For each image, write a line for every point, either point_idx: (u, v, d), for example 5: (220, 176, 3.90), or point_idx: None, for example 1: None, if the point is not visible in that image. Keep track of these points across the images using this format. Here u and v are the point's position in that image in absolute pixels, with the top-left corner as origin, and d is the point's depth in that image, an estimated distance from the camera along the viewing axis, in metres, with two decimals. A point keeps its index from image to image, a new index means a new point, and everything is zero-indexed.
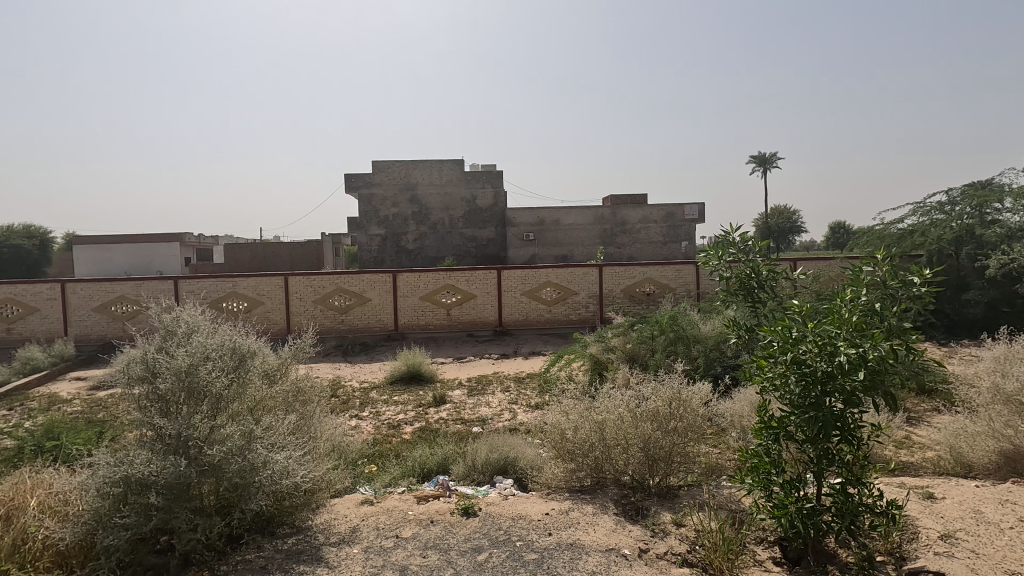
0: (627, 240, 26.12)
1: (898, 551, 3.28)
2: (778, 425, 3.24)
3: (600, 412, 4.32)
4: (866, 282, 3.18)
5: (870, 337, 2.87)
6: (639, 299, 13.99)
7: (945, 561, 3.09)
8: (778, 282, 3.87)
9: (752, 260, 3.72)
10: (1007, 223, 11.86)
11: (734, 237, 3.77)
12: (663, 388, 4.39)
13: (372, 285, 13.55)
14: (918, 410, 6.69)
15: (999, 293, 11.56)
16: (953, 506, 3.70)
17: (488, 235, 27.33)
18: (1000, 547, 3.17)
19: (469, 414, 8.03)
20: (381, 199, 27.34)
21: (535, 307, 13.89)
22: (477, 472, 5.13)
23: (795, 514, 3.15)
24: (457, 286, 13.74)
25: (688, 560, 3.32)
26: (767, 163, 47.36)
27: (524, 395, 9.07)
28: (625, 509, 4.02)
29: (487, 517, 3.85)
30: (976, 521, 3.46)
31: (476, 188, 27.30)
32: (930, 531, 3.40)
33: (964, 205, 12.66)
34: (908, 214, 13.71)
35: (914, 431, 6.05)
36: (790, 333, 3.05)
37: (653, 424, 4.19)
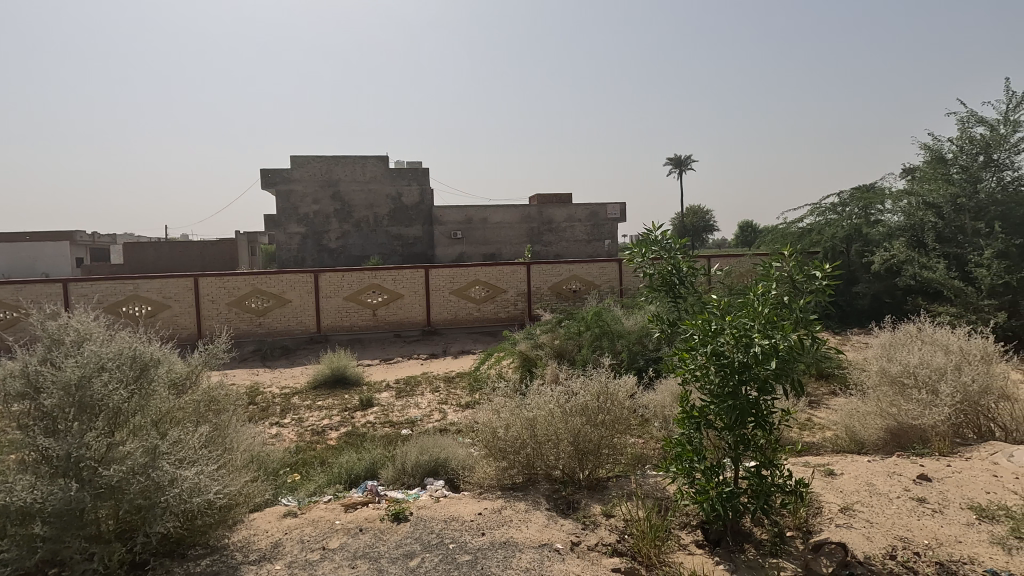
0: (553, 238, 26.65)
1: (805, 525, 3.52)
2: (699, 413, 3.38)
3: (531, 409, 4.34)
4: (776, 277, 3.35)
5: (781, 327, 3.07)
6: (566, 296, 14.27)
7: (845, 532, 3.36)
8: (697, 278, 3.95)
9: (673, 257, 3.77)
10: (888, 223, 12.95)
11: (656, 235, 3.82)
12: (591, 382, 4.52)
13: (292, 285, 12.94)
14: (817, 394, 7.31)
15: (883, 286, 12.70)
16: (850, 480, 4.06)
17: (415, 233, 26.87)
18: (890, 516, 3.50)
19: (398, 416, 7.87)
20: (300, 195, 26.14)
21: (463, 305, 13.81)
22: (407, 474, 5.04)
23: (716, 498, 3.31)
24: (383, 285, 13.40)
25: (618, 550, 3.39)
26: (682, 165, 49.76)
27: (454, 395, 9.01)
28: (556, 503, 4.06)
29: (418, 521, 3.76)
30: (870, 493, 3.82)
31: (402, 185, 26.80)
32: (832, 505, 3.70)
33: (853, 207, 13.93)
34: (807, 214, 14.91)
35: (815, 413, 6.60)
36: (709, 325, 3.19)
37: (583, 418, 4.29)
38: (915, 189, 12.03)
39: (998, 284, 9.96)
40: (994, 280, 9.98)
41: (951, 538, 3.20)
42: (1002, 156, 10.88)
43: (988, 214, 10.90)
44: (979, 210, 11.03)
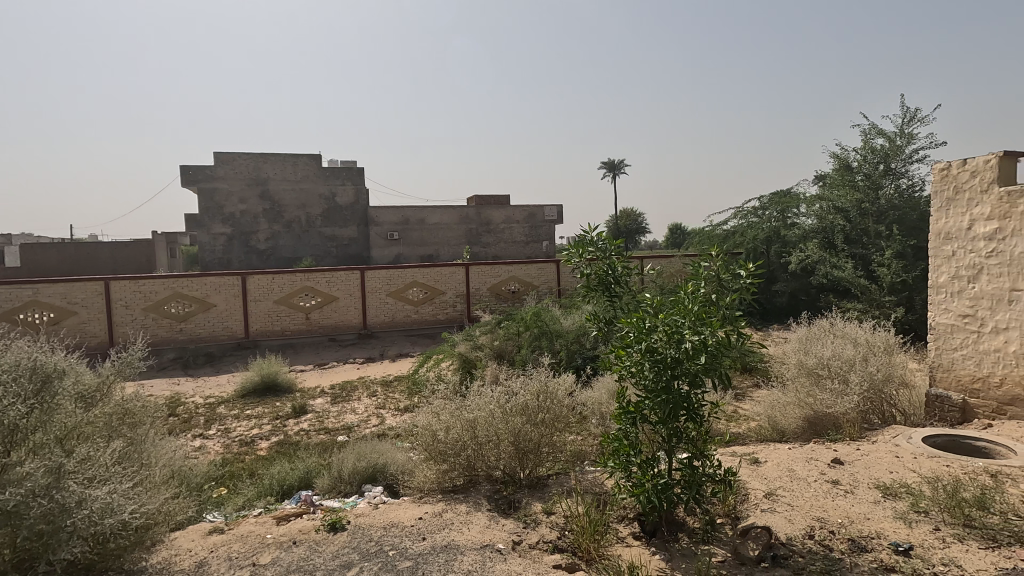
0: (491, 239, 26.73)
1: (733, 512, 3.71)
2: (634, 409, 3.48)
3: (471, 410, 4.33)
4: (704, 275, 3.49)
5: (709, 324, 3.21)
6: (505, 297, 14.34)
7: (769, 516, 3.57)
8: (631, 278, 4.05)
9: (608, 257, 3.84)
10: (802, 226, 13.94)
11: (592, 236, 3.88)
12: (530, 382, 4.56)
13: (216, 288, 12.25)
14: (743, 386, 7.75)
15: (799, 285, 13.71)
16: (773, 467, 4.32)
17: (349, 234, 26.12)
18: (808, 498, 3.74)
19: (334, 422, 7.62)
20: (225, 193, 24.77)
21: (401, 307, 13.57)
22: (344, 483, 4.88)
23: (651, 490, 3.42)
24: (316, 287, 12.94)
25: (559, 546, 3.43)
26: (616, 169, 51.26)
27: (392, 399, 8.83)
28: (497, 503, 4.06)
29: (356, 530, 3.65)
30: (790, 478, 4.07)
31: (335, 185, 25.98)
32: (758, 491, 3.92)
33: (771, 210, 14.86)
34: (731, 217, 15.77)
35: (740, 405, 6.99)
36: (643, 323, 3.29)
37: (523, 418, 4.32)
38: (826, 194, 12.97)
39: (897, 282, 10.95)
40: (894, 278, 10.96)
41: (861, 515, 3.46)
42: (899, 165, 11.93)
43: (888, 218, 11.91)
44: (880, 214, 12.05)
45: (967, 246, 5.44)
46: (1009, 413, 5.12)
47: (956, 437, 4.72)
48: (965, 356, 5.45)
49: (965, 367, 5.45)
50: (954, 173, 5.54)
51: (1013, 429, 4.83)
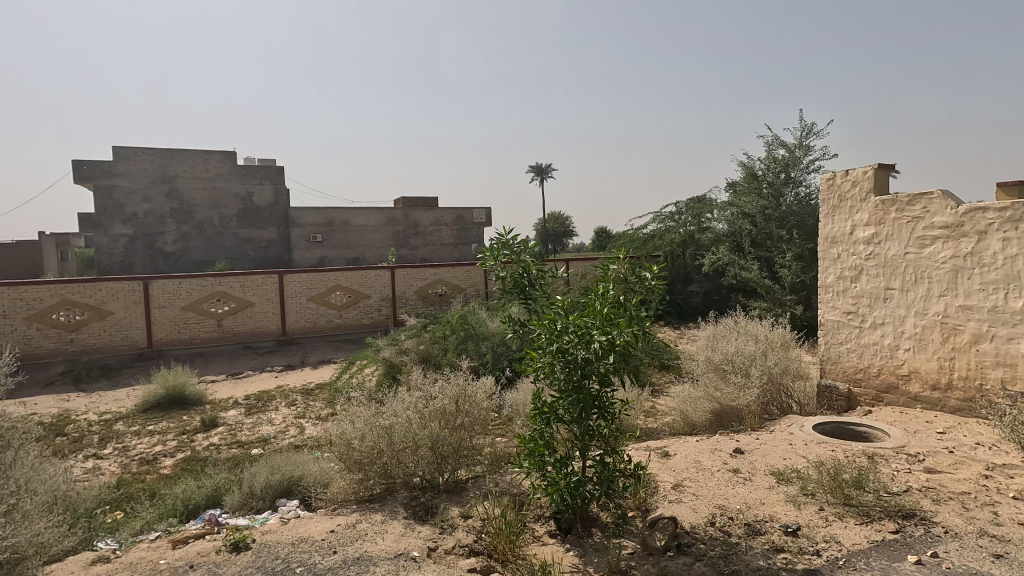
0: (419, 241, 26.37)
1: (643, 504, 3.86)
2: (548, 409, 3.54)
3: (388, 417, 4.23)
4: (613, 278, 3.60)
5: (617, 324, 3.32)
6: (432, 300, 14.17)
7: (676, 506, 3.75)
8: (546, 280, 4.12)
9: (522, 260, 3.90)
10: (714, 229, 14.61)
11: (507, 239, 3.92)
12: (449, 386, 4.53)
13: (114, 294, 11.27)
14: (660, 383, 8.10)
15: (712, 285, 14.57)
16: (682, 459, 4.54)
17: (268, 236, 24.86)
18: (712, 488, 3.96)
19: (247, 434, 7.21)
20: (126, 191, 22.87)
21: (322, 312, 13.07)
22: (256, 498, 4.63)
23: (565, 489, 3.50)
24: (229, 292, 12.20)
25: (475, 549, 3.43)
26: (543, 173, 52.15)
27: (312, 408, 8.48)
28: (414, 510, 3.99)
29: (262, 548, 3.46)
30: (697, 469, 4.30)
31: (252, 184, 24.67)
32: (666, 483, 4.11)
33: (687, 215, 15.46)
34: (650, 221, 16.43)
35: (658, 401, 7.30)
36: (555, 325, 3.35)
37: (440, 422, 4.29)
38: (735, 201, 13.80)
39: (797, 282, 11.87)
40: (794, 279, 11.86)
41: (757, 501, 3.71)
42: (798, 174, 12.95)
43: (788, 223, 12.91)
44: (782, 220, 13.00)
45: (850, 249, 5.99)
46: (886, 400, 5.68)
47: (841, 423, 5.17)
48: (849, 349, 5.99)
49: (850, 359, 5.98)
50: (838, 183, 6.08)
51: (889, 414, 5.36)
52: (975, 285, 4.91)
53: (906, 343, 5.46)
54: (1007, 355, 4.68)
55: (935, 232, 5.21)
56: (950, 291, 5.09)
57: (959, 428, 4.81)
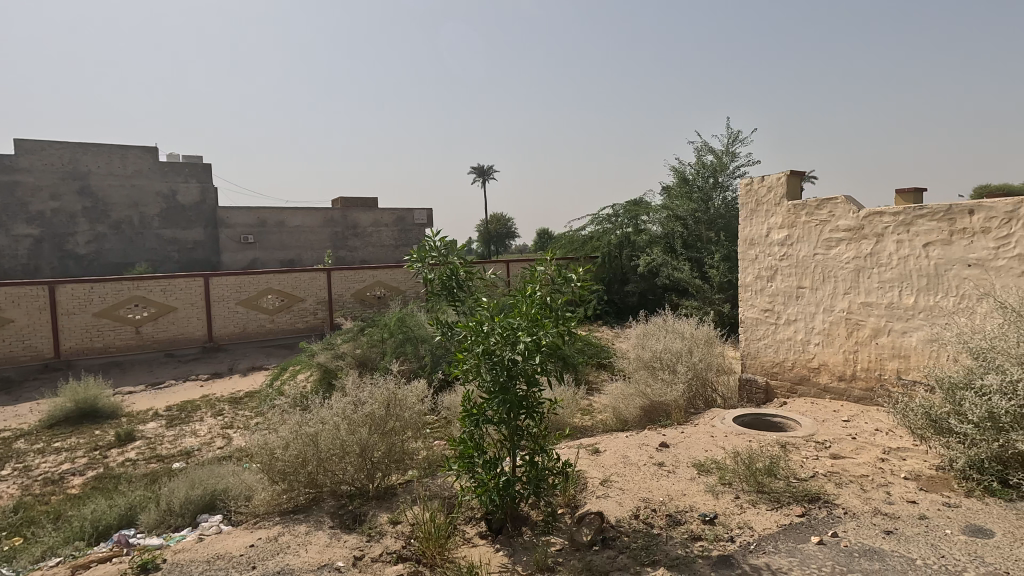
0: (358, 243, 25.75)
1: (572, 501, 3.93)
2: (477, 410, 3.55)
3: (313, 424, 4.11)
4: (539, 278, 3.63)
5: (543, 324, 3.38)
6: (370, 303, 13.85)
7: (603, 501, 3.84)
8: (475, 282, 4.12)
9: (450, 262, 3.89)
10: (649, 231, 15.06)
11: (433, 241, 3.90)
12: (378, 390, 4.44)
13: (15, 300, 10.33)
14: (597, 381, 8.30)
15: (648, 285, 15.07)
16: (611, 455, 4.67)
17: (194, 237, 23.52)
18: (637, 482, 4.10)
19: (168, 448, 6.79)
20: (30, 188, 21.03)
21: (253, 316, 12.51)
22: (174, 515, 4.36)
23: (493, 489, 3.51)
24: (148, 297, 11.45)
25: (403, 555, 3.38)
26: (485, 175, 52.16)
27: (240, 417, 8.09)
28: (342, 519, 3.90)
29: (174, 568, 3.26)
30: (624, 464, 4.43)
31: (176, 182, 23.29)
32: (595, 479, 4.21)
33: (623, 217, 15.86)
34: (588, 223, 16.77)
35: (594, 399, 7.47)
36: (481, 326, 3.37)
37: (369, 428, 4.20)
38: (668, 204, 14.32)
39: (725, 282, 12.46)
40: (722, 278, 12.45)
41: (678, 492, 3.87)
42: (725, 179, 13.61)
43: (717, 225, 13.54)
44: (711, 222, 13.62)
45: (766, 250, 6.36)
46: (799, 391, 6.06)
47: (759, 415, 5.48)
48: (767, 345, 6.36)
49: (768, 354, 6.35)
50: (755, 188, 6.44)
51: (801, 404, 5.73)
52: (874, 283, 5.33)
53: (816, 338, 5.85)
54: (901, 347, 5.11)
55: (840, 234, 5.62)
56: (853, 289, 5.51)
57: (862, 415, 5.20)
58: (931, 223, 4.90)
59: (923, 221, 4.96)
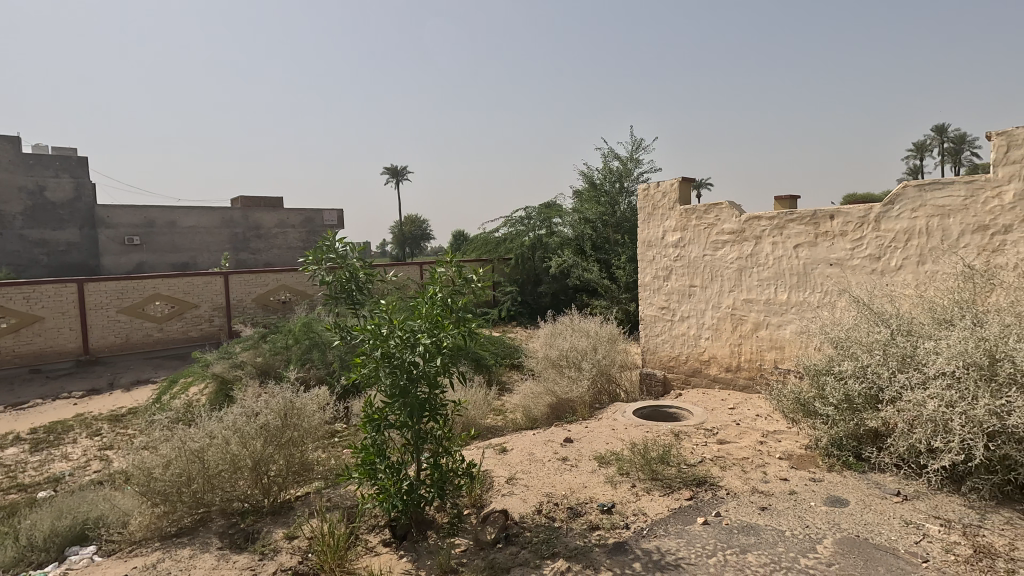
0: (261, 245, 24.30)
1: (478, 501, 3.95)
2: (378, 416, 3.47)
3: (199, 440, 3.81)
4: (440, 279, 3.60)
5: (443, 326, 3.38)
6: (274, 308, 13.10)
7: (508, 499, 3.90)
8: (376, 284, 4.03)
9: (349, 264, 3.79)
10: (561, 233, 15.50)
11: (331, 242, 3.77)
12: (274, 399, 4.20)
13: None
14: (510, 381, 8.40)
15: (560, 286, 15.47)
16: (518, 453, 4.74)
17: (67, 238, 21.03)
18: (541, 478, 4.19)
19: (32, 475, 6.02)
20: None
21: (138, 325, 11.42)
22: (35, 550, 3.87)
23: (396, 495, 3.45)
24: (8, 306, 10.11)
25: (299, 571, 3.23)
26: (399, 176, 51.11)
27: (123, 436, 7.35)
28: (232, 539, 3.66)
29: None
30: (530, 461, 4.52)
31: (44, 176, 20.79)
32: (501, 478, 4.26)
33: (536, 220, 16.17)
34: (502, 224, 16.93)
35: (506, 399, 7.55)
36: (379, 329, 3.30)
37: (263, 440, 3.97)
38: (578, 207, 14.80)
39: (631, 282, 13.05)
40: (629, 278, 13.05)
41: (580, 485, 4.01)
42: (630, 184, 14.27)
43: (623, 228, 14.16)
44: (618, 225, 14.21)
45: (662, 251, 6.76)
46: (693, 382, 6.49)
47: (657, 407, 5.80)
48: (664, 341, 6.75)
49: (665, 349, 6.75)
50: (651, 192, 6.82)
51: (695, 395, 6.15)
52: (754, 282, 5.82)
53: (706, 333, 6.30)
54: (777, 339, 5.63)
55: (725, 236, 6.09)
56: (737, 287, 5.99)
57: (745, 403, 5.67)
58: (800, 226, 5.45)
59: (793, 225, 5.50)
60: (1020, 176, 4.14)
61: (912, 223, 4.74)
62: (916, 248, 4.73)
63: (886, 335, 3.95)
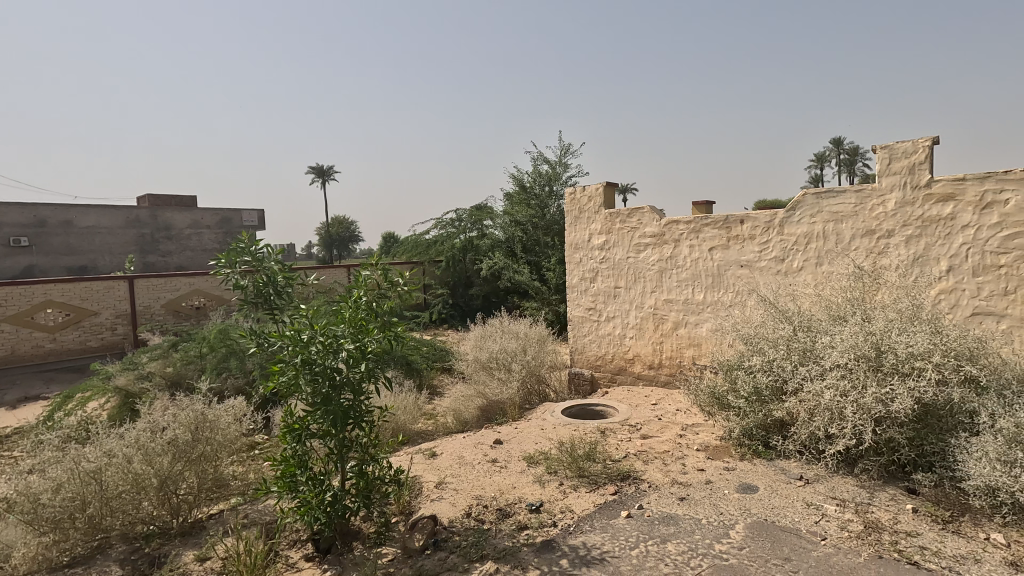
0: (172, 247, 22.66)
1: (406, 508, 3.88)
2: (299, 425, 3.32)
3: (95, 459, 3.49)
4: (364, 283, 3.49)
5: (368, 331, 3.30)
6: (186, 314, 12.23)
7: (437, 504, 3.85)
8: (296, 288, 3.85)
9: (267, 267, 3.60)
10: (492, 236, 15.57)
11: (246, 244, 3.56)
12: (182, 412, 3.91)
13: None
14: (441, 385, 8.31)
15: (491, 288, 15.52)
16: (447, 457, 4.70)
17: None
18: (470, 481, 4.18)
19: None
20: None
21: (26, 336, 10.32)
22: None
23: (318, 507, 3.31)
24: None
25: None
26: (325, 175, 49.34)
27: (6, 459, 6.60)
28: (135, 565, 3.39)
29: None
30: (459, 465, 4.49)
31: None
32: (430, 483, 4.21)
33: (467, 222, 16.14)
34: (433, 226, 16.76)
35: (437, 402, 7.47)
36: (300, 335, 3.16)
37: (170, 456, 3.69)
38: (508, 210, 14.92)
39: (561, 283, 13.30)
40: (559, 280, 13.30)
41: (509, 486, 4.03)
42: (559, 188, 14.56)
43: (553, 230, 14.40)
44: (548, 227, 14.44)
45: (588, 254, 6.94)
46: (618, 381, 6.71)
47: (584, 405, 5.95)
48: (591, 340, 6.94)
49: (592, 349, 6.93)
50: (578, 196, 6.99)
51: (620, 392, 6.36)
52: (674, 282, 6.11)
53: (630, 332, 6.53)
54: (695, 337, 5.94)
55: (647, 239, 6.34)
56: (658, 287, 6.26)
57: (667, 398, 5.93)
58: (714, 230, 5.77)
59: (708, 229, 5.82)
60: (901, 187, 4.65)
61: (811, 227, 5.16)
62: (814, 251, 5.15)
63: (789, 332, 4.27)
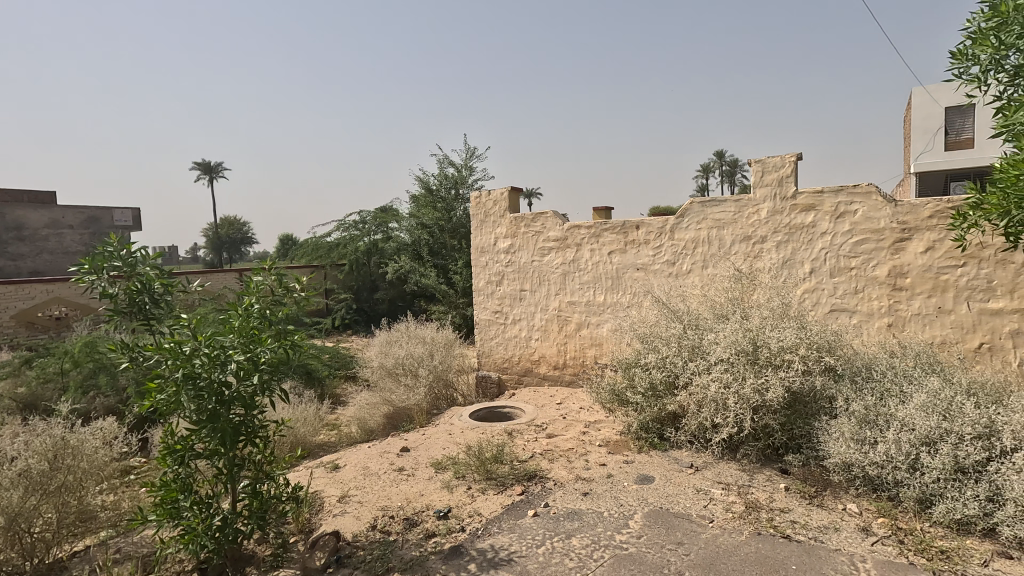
0: (24, 249, 19.83)
1: (306, 526, 3.68)
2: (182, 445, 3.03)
3: None
4: (255, 289, 3.26)
5: (261, 340, 3.09)
6: (44, 326, 10.75)
7: (340, 519, 3.70)
8: (175, 296, 3.51)
9: (140, 274, 3.26)
10: (397, 238, 15.24)
11: (115, 248, 3.19)
12: (36, 439, 3.44)
13: None
14: (344, 393, 7.97)
15: (396, 292, 15.17)
16: (350, 469, 4.53)
17: None
18: (375, 492, 4.05)
19: None
20: None
21: None
22: None
23: (205, 533, 3.04)
24: None
25: None
26: (213, 171, 45.68)
27: None
28: None
29: None
30: (363, 476, 4.34)
31: None
32: (332, 497, 4.03)
33: (370, 224, 15.66)
34: (335, 228, 16.10)
35: (339, 412, 7.17)
36: (181, 348, 2.89)
37: (22, 491, 3.23)
38: (414, 212, 14.68)
39: (468, 286, 13.31)
40: (466, 283, 13.30)
41: (416, 494, 3.96)
42: (465, 191, 14.57)
43: (459, 233, 14.36)
44: (454, 230, 14.39)
45: (494, 257, 7.00)
46: (525, 382, 6.82)
47: (492, 408, 5.99)
48: (498, 343, 7.00)
49: (498, 351, 7.00)
50: (483, 200, 7.03)
51: (527, 393, 6.47)
52: (576, 285, 6.33)
53: (536, 334, 6.68)
54: (597, 337, 6.20)
55: (551, 244, 6.52)
56: (561, 290, 6.46)
57: (571, 397, 6.13)
58: (612, 235, 6.06)
59: (607, 233, 6.09)
60: (771, 197, 5.16)
61: (697, 233, 5.56)
62: (701, 255, 5.57)
63: (680, 330, 4.58)
